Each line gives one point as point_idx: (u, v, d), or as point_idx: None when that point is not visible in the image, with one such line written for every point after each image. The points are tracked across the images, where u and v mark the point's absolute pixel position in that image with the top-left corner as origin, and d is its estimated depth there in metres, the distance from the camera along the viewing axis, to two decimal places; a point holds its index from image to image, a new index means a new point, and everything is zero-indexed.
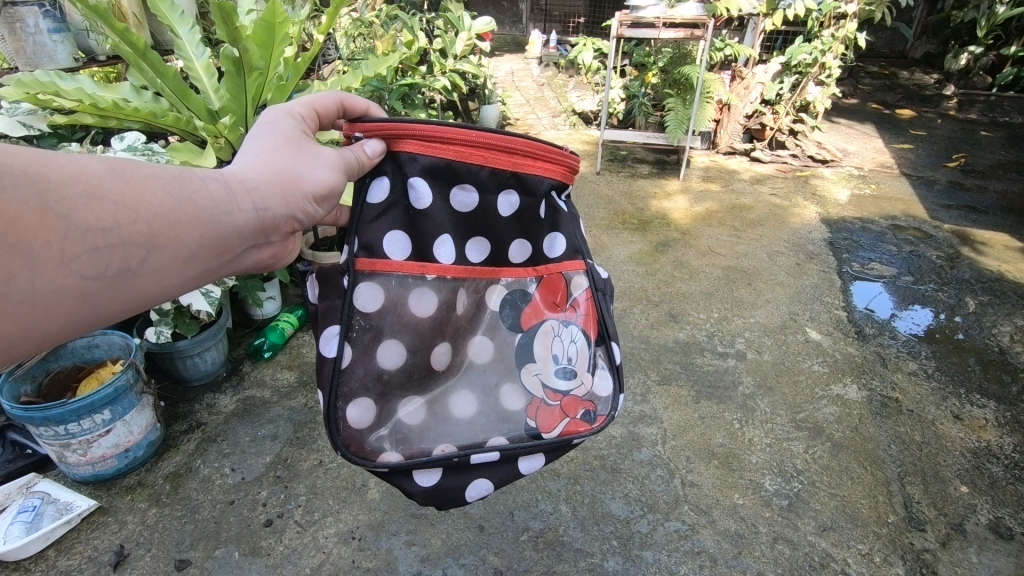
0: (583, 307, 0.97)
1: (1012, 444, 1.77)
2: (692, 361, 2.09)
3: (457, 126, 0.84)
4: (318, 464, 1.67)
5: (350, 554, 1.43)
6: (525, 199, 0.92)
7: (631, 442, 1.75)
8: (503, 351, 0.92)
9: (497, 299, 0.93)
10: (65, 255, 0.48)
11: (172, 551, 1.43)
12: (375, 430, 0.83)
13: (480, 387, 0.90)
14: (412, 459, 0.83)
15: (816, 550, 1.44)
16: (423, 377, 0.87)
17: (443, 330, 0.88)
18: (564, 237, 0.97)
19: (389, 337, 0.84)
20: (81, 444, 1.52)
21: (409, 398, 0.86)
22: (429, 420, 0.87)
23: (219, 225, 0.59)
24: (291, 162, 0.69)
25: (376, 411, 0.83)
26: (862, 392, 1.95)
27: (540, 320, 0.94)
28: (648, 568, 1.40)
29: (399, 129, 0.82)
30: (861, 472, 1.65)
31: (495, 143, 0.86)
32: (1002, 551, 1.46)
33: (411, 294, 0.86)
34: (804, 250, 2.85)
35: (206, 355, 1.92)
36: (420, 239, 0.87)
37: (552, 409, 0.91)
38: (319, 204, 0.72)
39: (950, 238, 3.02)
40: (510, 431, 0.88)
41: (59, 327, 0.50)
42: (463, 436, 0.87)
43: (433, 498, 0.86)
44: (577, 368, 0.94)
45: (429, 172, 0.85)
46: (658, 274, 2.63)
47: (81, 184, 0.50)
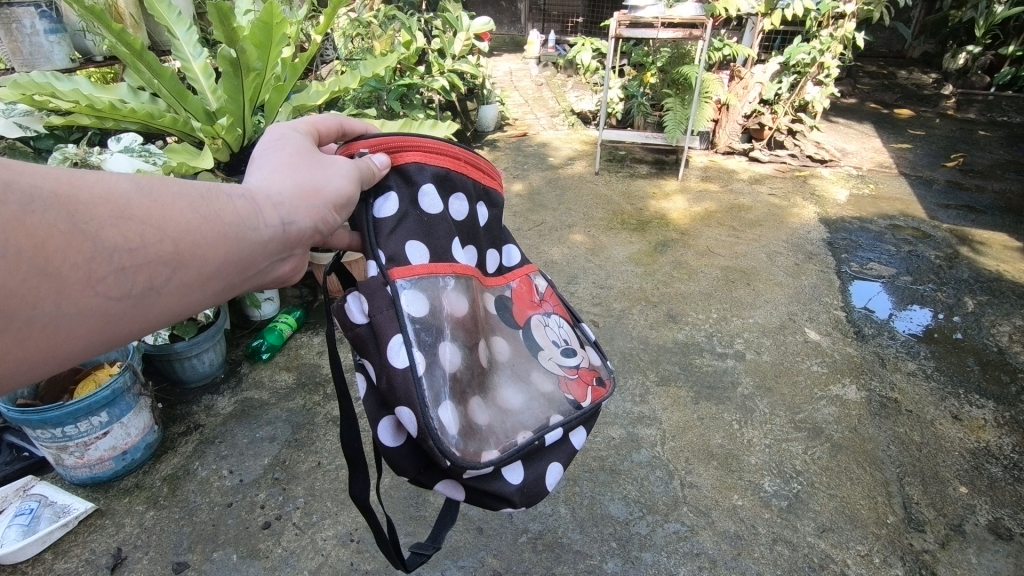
0: (549, 301, 1.06)
1: (1011, 444, 1.78)
2: (691, 361, 2.09)
3: (444, 141, 0.91)
4: (317, 466, 1.66)
5: (349, 556, 1.42)
6: (493, 211, 1.01)
7: (631, 443, 1.75)
8: (519, 345, 0.93)
9: (494, 303, 0.95)
10: (92, 277, 0.47)
11: (170, 553, 1.43)
12: (466, 433, 0.77)
13: (518, 379, 0.89)
14: (507, 452, 0.79)
15: (815, 551, 1.44)
16: (480, 374, 0.84)
17: (479, 326, 0.87)
18: (516, 246, 1.07)
19: (446, 337, 0.80)
20: (78, 446, 1.51)
21: (477, 397, 0.82)
22: (498, 415, 0.83)
23: (246, 240, 0.58)
24: (310, 174, 0.69)
25: (459, 413, 0.78)
26: (861, 392, 1.95)
27: (530, 315, 0.99)
28: (647, 569, 1.40)
29: (402, 142, 0.86)
30: (861, 473, 1.65)
31: (471, 158, 0.95)
32: (1001, 551, 1.46)
33: (449, 294, 0.83)
34: (803, 250, 2.86)
35: (204, 356, 1.92)
36: (439, 242, 0.86)
37: (576, 382, 0.94)
38: (338, 213, 0.71)
39: (949, 237, 3.02)
40: (562, 408, 0.89)
41: (83, 346, 0.49)
42: (530, 421, 0.85)
43: (526, 497, 0.82)
44: (570, 347, 1.00)
45: (434, 179, 0.88)
46: (657, 275, 2.62)
47: (108, 202, 0.49)
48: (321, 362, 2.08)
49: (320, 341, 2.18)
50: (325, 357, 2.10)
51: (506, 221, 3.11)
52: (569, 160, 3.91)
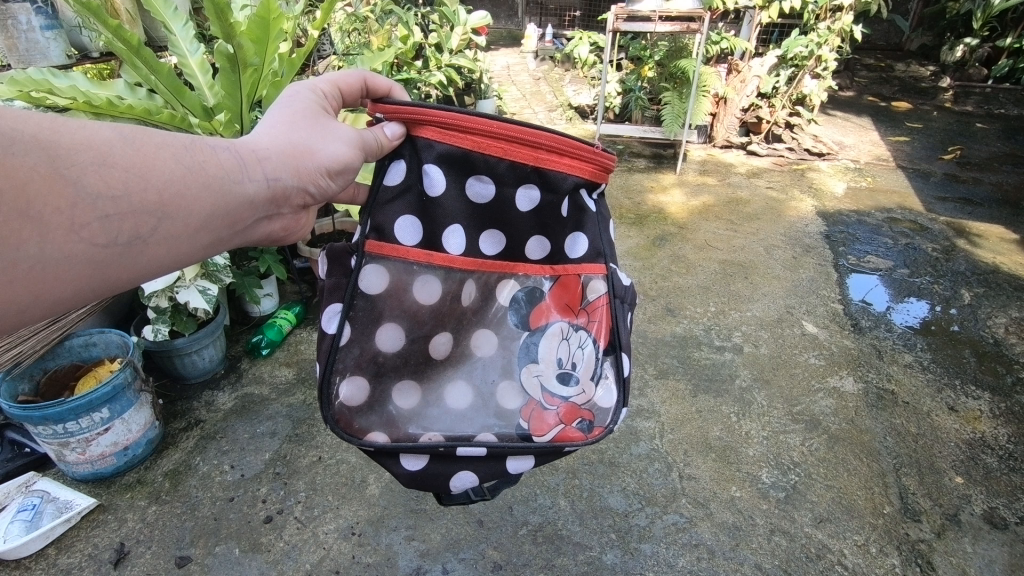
0: (597, 313, 0.96)
1: (1007, 435, 1.79)
2: (689, 355, 2.10)
3: (481, 117, 0.85)
4: (317, 461, 1.67)
5: (350, 549, 1.44)
6: (547, 195, 0.93)
7: (630, 436, 1.76)
8: (507, 348, 0.95)
9: (504, 294, 0.95)
10: (76, 222, 0.52)
11: (173, 547, 1.44)
12: (365, 409, 0.87)
13: (475, 381, 0.93)
14: (397, 443, 0.87)
15: (813, 541, 1.46)
16: (418, 362, 0.91)
17: (445, 319, 0.92)
18: (586, 238, 0.97)
19: (391, 321, 0.88)
20: (79, 442, 1.52)
21: (404, 383, 0.90)
22: (421, 407, 0.90)
23: (231, 195, 0.62)
24: (306, 135, 0.72)
25: (370, 390, 0.88)
26: (859, 383, 1.97)
27: (553, 321, 0.95)
28: (646, 560, 1.42)
29: (418, 114, 0.84)
30: (858, 464, 1.67)
31: (518, 136, 0.87)
32: (996, 540, 1.48)
33: (416, 280, 0.89)
34: (801, 244, 2.87)
35: (204, 352, 1.92)
36: (431, 226, 0.89)
37: (549, 409, 0.93)
38: (332, 178, 0.74)
39: (946, 230, 3.03)
40: (501, 429, 0.91)
41: (72, 290, 0.54)
42: (452, 427, 0.90)
43: (417, 480, 0.90)
44: (583, 367, 0.95)
45: (446, 163, 0.87)
46: (655, 269, 2.62)
47: (91, 150, 0.53)
48: None
49: None
50: None
51: None
52: None
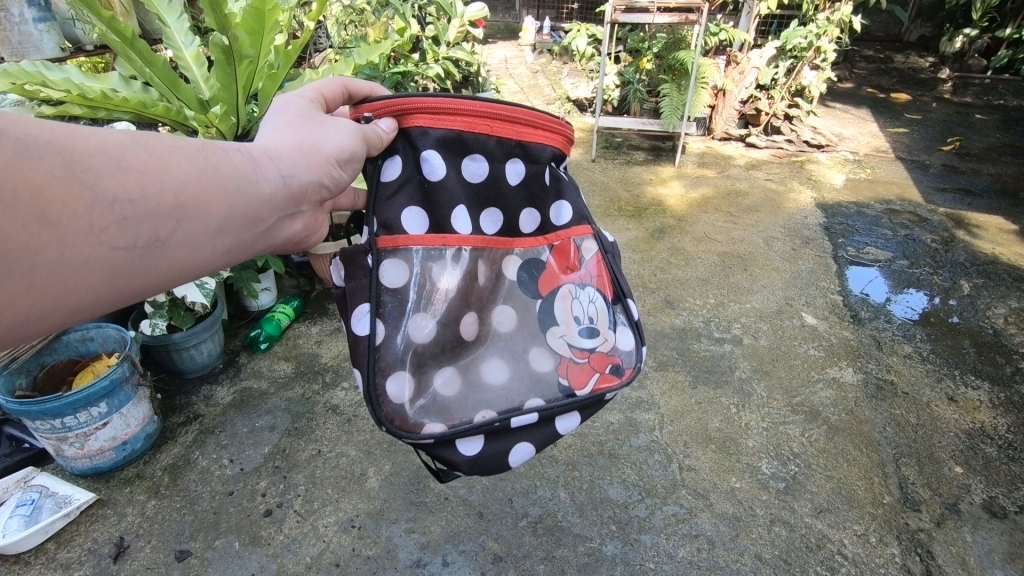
0: (593, 269, 0.99)
1: (1006, 424, 1.79)
2: (688, 347, 2.09)
3: (465, 98, 0.87)
4: (317, 454, 1.67)
5: (350, 542, 1.43)
6: (531, 167, 0.95)
7: (629, 427, 1.76)
8: (527, 317, 0.93)
9: (513, 269, 0.94)
10: (95, 226, 0.50)
11: (172, 541, 1.44)
12: (414, 402, 0.82)
13: (509, 354, 0.90)
14: (454, 428, 0.81)
15: (812, 531, 1.46)
16: (452, 346, 0.87)
17: (469, 299, 0.89)
18: (569, 203, 0.99)
19: (419, 307, 0.85)
20: (77, 437, 1.51)
21: (444, 368, 0.86)
22: (466, 389, 0.86)
23: (246, 196, 0.61)
24: (310, 133, 0.72)
25: (413, 383, 0.83)
26: (858, 374, 1.97)
27: (559, 284, 0.96)
28: (646, 551, 1.42)
29: (408, 104, 0.84)
30: (857, 454, 1.67)
31: (500, 112, 0.90)
32: (996, 529, 1.48)
33: (434, 264, 0.87)
34: (800, 235, 2.86)
35: (202, 347, 1.91)
36: (433, 211, 0.88)
37: (580, 364, 0.92)
38: (342, 170, 0.75)
39: (945, 221, 3.03)
40: (546, 392, 0.88)
41: (92, 298, 0.52)
42: (500, 402, 0.86)
43: (479, 467, 0.84)
44: (598, 318, 0.96)
45: (440, 146, 0.87)
46: (654, 261, 2.62)
47: (105, 153, 0.52)
48: (320, 351, 2.08)
49: (319, 331, 2.18)
50: (324, 347, 2.10)
51: None
52: None
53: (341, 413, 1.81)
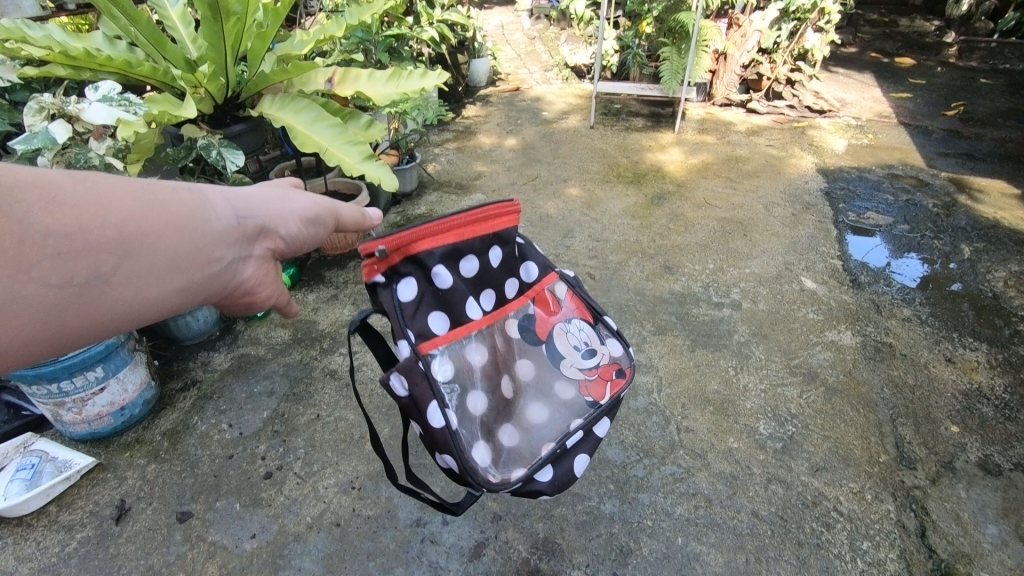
0: (571, 304, 1.19)
1: (1003, 384, 1.80)
2: (687, 311, 2.08)
3: (449, 215, 1.01)
4: (316, 418, 1.67)
5: (351, 503, 1.45)
6: (506, 248, 1.13)
7: (627, 390, 1.76)
8: (539, 362, 1.12)
9: (517, 330, 1.13)
10: (25, 262, 0.47)
11: (174, 503, 1.45)
12: (497, 461, 0.99)
13: (541, 395, 1.09)
14: (533, 465, 0.98)
15: (808, 489, 1.47)
16: (499, 413, 1.05)
17: (498, 370, 1.07)
18: (535, 262, 1.18)
19: (465, 390, 1.01)
20: (75, 402, 1.51)
21: (504, 425, 1.04)
22: (523, 435, 1.04)
23: (199, 234, 0.60)
24: (261, 191, 0.72)
25: (489, 447, 1.00)
26: (857, 337, 1.96)
27: (551, 327, 1.16)
28: (644, 509, 1.43)
29: (412, 235, 0.95)
30: (854, 414, 1.68)
31: (477, 217, 1.05)
32: (990, 486, 1.49)
33: (465, 353, 1.04)
34: (800, 201, 2.83)
35: (198, 314, 1.90)
36: (450, 313, 1.04)
37: (595, 380, 1.12)
38: (299, 223, 0.75)
39: (947, 186, 3.00)
40: (579, 412, 1.07)
41: (21, 336, 0.48)
42: (550, 432, 1.04)
43: (557, 486, 1.00)
44: (592, 341, 1.16)
45: (445, 261, 1.02)
46: (654, 227, 2.59)
47: (36, 185, 0.49)
48: (317, 318, 2.07)
49: (316, 298, 2.16)
50: (321, 314, 2.09)
51: (500, 174, 3.08)
52: (562, 114, 3.84)
53: (339, 378, 1.81)
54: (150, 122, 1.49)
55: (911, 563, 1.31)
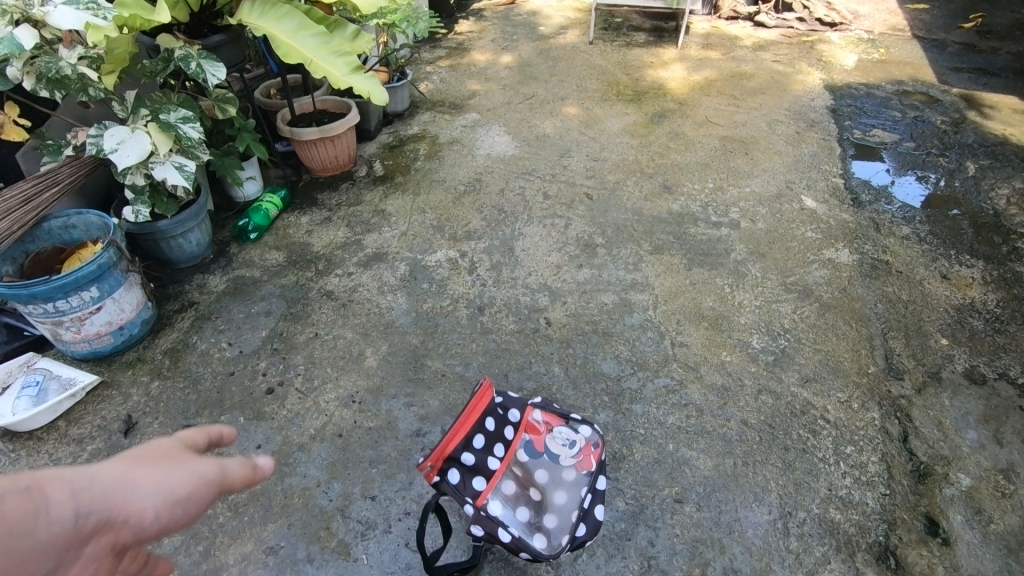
0: (549, 420, 1.27)
1: (995, 300, 1.81)
2: (685, 231, 2.06)
3: (454, 423, 1.12)
4: (314, 337, 1.69)
5: (352, 415, 1.48)
6: (495, 416, 1.21)
7: (623, 307, 1.77)
8: (547, 469, 1.21)
9: (528, 452, 1.22)
10: None
11: (179, 417, 1.48)
12: (551, 538, 1.11)
13: (558, 485, 1.18)
14: (569, 530, 1.12)
15: (797, 398, 1.51)
16: (536, 506, 1.15)
17: (529, 486, 1.18)
18: (511, 402, 1.26)
19: (512, 517, 1.12)
20: (73, 321, 1.52)
21: (545, 515, 1.15)
22: (558, 514, 1.15)
23: (5, 553, 0.42)
24: (144, 463, 0.52)
25: (540, 534, 1.12)
26: (854, 255, 1.95)
27: (547, 435, 1.25)
28: (637, 419, 1.47)
29: (444, 446, 1.10)
30: (847, 329, 1.70)
31: (473, 406, 1.14)
32: (974, 394, 1.53)
33: (500, 493, 1.15)
34: (805, 119, 2.74)
35: (190, 236, 1.88)
36: (479, 468, 1.14)
37: (578, 453, 1.23)
38: (185, 503, 0.54)
39: (957, 102, 2.90)
40: (584, 481, 1.19)
41: None
42: (572, 503, 1.16)
43: (591, 530, 1.12)
44: (569, 428, 1.26)
45: (465, 443, 1.13)
46: (653, 146, 2.52)
47: None
48: (311, 240, 2.05)
49: (309, 221, 2.13)
50: (315, 236, 2.07)
51: (495, 93, 2.96)
52: (559, 29, 3.65)
53: (336, 298, 1.81)
54: (122, 26, 1.41)
55: (892, 465, 1.37)
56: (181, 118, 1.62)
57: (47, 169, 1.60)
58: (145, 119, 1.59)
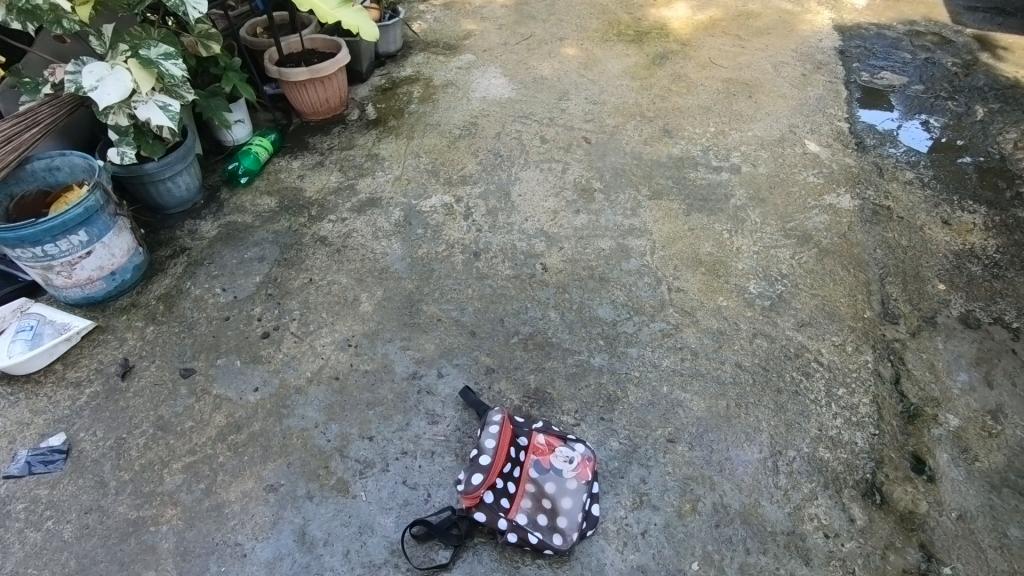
0: (548, 439, 1.28)
1: (996, 245, 1.79)
2: (685, 176, 2.02)
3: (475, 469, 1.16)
4: (309, 282, 1.68)
5: (348, 359, 1.49)
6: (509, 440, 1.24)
7: (620, 253, 1.75)
8: (553, 480, 1.22)
9: (536, 468, 1.23)
10: None
11: (175, 361, 1.49)
12: (564, 537, 1.16)
13: (564, 492, 1.21)
14: (578, 529, 1.17)
15: (792, 342, 1.52)
16: (549, 513, 1.18)
17: (542, 499, 1.20)
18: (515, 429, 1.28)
19: (530, 523, 1.16)
20: (63, 266, 1.50)
21: (556, 518, 1.17)
22: (567, 516, 1.18)
23: None
24: None
25: (555, 536, 1.16)
26: (855, 200, 1.92)
27: (553, 450, 1.26)
28: (632, 362, 1.48)
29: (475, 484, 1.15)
30: (844, 274, 1.69)
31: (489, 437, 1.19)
32: (967, 338, 1.53)
33: (519, 505, 1.18)
34: (812, 60, 2.65)
35: (178, 180, 1.84)
36: (498, 494, 1.17)
37: (579, 464, 1.24)
38: None
39: (970, 43, 2.80)
40: (585, 488, 1.22)
41: None
42: (576, 505, 1.19)
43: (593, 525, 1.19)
44: (570, 442, 1.27)
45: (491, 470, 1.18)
46: (654, 89, 2.44)
47: None
48: (303, 185, 2.01)
49: (301, 165, 2.08)
50: (307, 181, 2.02)
51: (491, 32, 2.84)
52: None
53: (330, 244, 1.79)
54: None
55: (882, 406, 1.39)
56: (162, 55, 1.57)
57: (27, 107, 1.53)
58: (125, 55, 1.53)
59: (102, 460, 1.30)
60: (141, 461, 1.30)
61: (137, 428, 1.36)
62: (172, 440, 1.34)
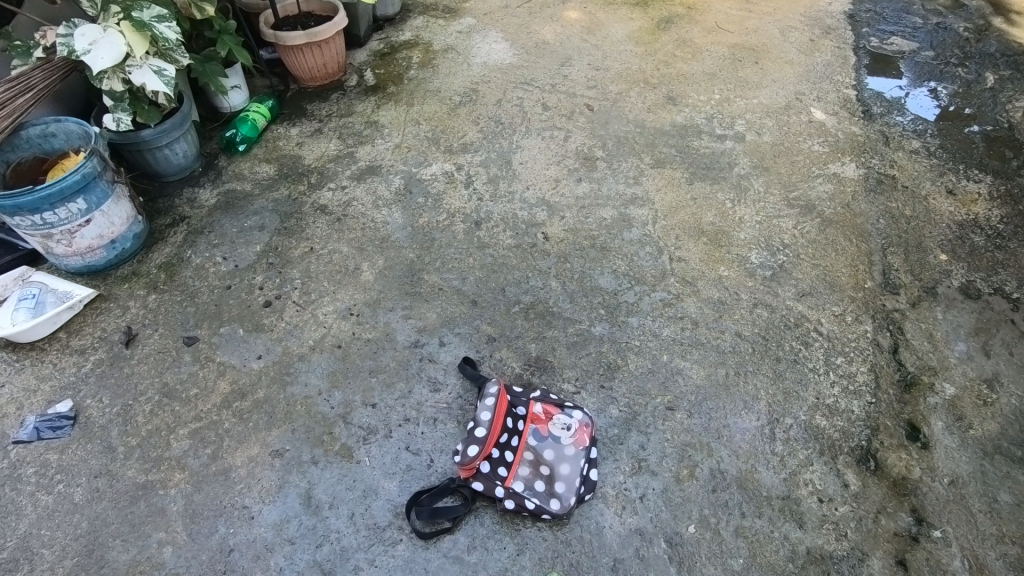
0: (546, 407, 1.30)
1: (1000, 215, 1.78)
2: (689, 144, 1.99)
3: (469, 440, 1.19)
4: (310, 251, 1.67)
5: (351, 327, 1.50)
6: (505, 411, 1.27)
7: (622, 222, 1.75)
8: (551, 447, 1.25)
9: (534, 436, 1.26)
10: None
11: (178, 329, 1.50)
12: (561, 500, 1.18)
13: (561, 458, 1.23)
14: (575, 493, 1.19)
15: (792, 312, 1.52)
16: (547, 479, 1.21)
17: (539, 465, 1.23)
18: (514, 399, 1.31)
19: (527, 490, 1.20)
20: (63, 234, 1.50)
21: (554, 483, 1.20)
22: (564, 480, 1.21)
23: None
24: None
25: (552, 500, 1.19)
26: (860, 169, 1.91)
27: (550, 419, 1.28)
28: (633, 332, 1.49)
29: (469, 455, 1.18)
30: (847, 245, 1.68)
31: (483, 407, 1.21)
32: (967, 309, 1.54)
33: (517, 472, 1.22)
34: (820, 25, 2.58)
35: (176, 147, 1.82)
36: (494, 464, 1.22)
37: (577, 431, 1.26)
38: None
39: (983, 7, 2.72)
40: (581, 454, 1.24)
41: None
42: (573, 470, 1.22)
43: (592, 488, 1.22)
44: (567, 410, 1.30)
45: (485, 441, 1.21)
46: (658, 55, 2.39)
47: None
48: (302, 153, 1.98)
49: (299, 133, 2.06)
50: (306, 149, 2.00)
51: None
52: None
53: (330, 213, 1.78)
54: None
55: (879, 375, 1.40)
56: (155, 17, 1.52)
57: (18, 72, 1.51)
58: (117, 17, 1.48)
59: (109, 426, 1.32)
60: (148, 427, 1.32)
61: (143, 394, 1.37)
62: (178, 406, 1.35)
